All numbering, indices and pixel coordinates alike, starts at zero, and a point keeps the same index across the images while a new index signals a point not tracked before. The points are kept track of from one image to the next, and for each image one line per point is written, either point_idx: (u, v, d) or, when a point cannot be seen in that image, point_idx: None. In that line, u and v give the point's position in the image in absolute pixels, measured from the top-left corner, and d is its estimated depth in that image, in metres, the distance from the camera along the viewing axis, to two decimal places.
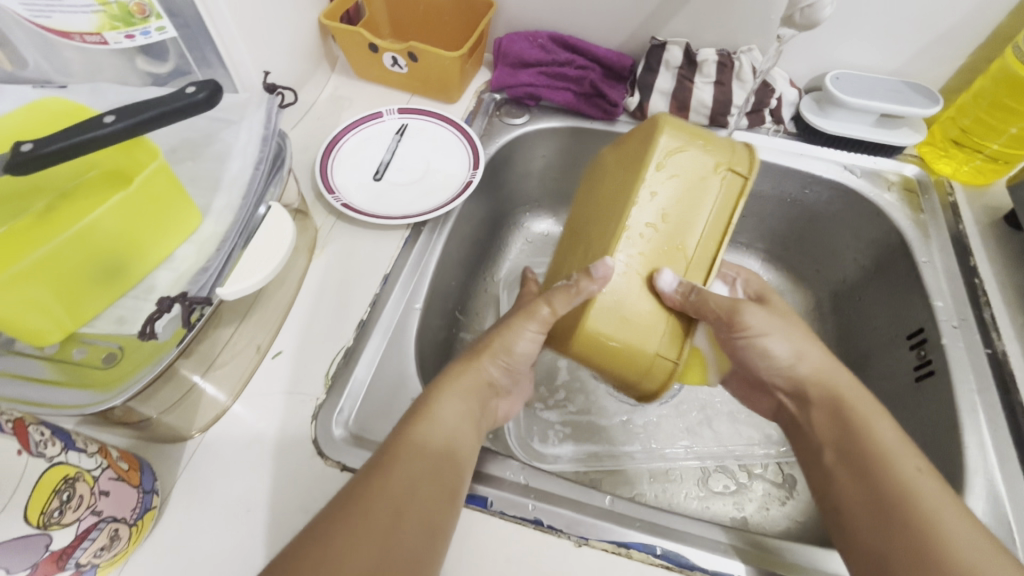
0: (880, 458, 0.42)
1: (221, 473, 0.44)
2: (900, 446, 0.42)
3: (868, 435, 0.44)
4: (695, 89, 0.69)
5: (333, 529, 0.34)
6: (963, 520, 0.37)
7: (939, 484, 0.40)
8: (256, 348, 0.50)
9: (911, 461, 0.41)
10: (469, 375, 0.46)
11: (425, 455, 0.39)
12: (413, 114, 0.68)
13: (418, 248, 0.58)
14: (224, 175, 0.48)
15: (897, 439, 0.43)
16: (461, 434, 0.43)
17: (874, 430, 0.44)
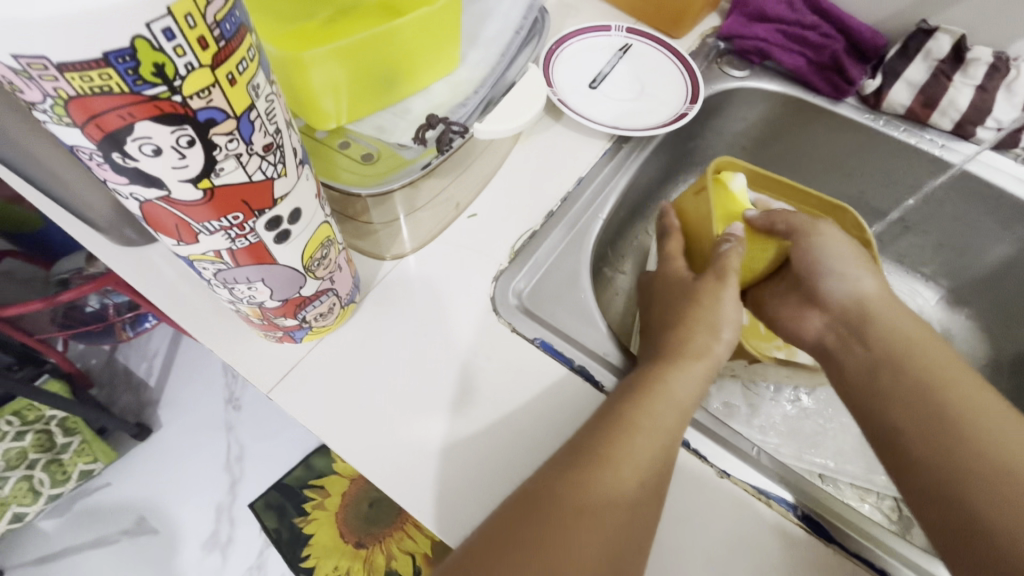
0: (980, 445, 0.37)
1: (408, 298, 0.48)
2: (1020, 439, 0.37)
3: (947, 398, 0.41)
4: (950, 89, 0.62)
5: (550, 526, 0.33)
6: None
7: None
8: (456, 205, 0.52)
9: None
10: (697, 359, 0.43)
11: (634, 470, 0.36)
12: (639, 36, 0.66)
13: (617, 162, 0.58)
14: (483, 32, 0.49)
15: (1001, 417, 0.39)
16: (676, 436, 0.39)
17: (974, 414, 0.39)
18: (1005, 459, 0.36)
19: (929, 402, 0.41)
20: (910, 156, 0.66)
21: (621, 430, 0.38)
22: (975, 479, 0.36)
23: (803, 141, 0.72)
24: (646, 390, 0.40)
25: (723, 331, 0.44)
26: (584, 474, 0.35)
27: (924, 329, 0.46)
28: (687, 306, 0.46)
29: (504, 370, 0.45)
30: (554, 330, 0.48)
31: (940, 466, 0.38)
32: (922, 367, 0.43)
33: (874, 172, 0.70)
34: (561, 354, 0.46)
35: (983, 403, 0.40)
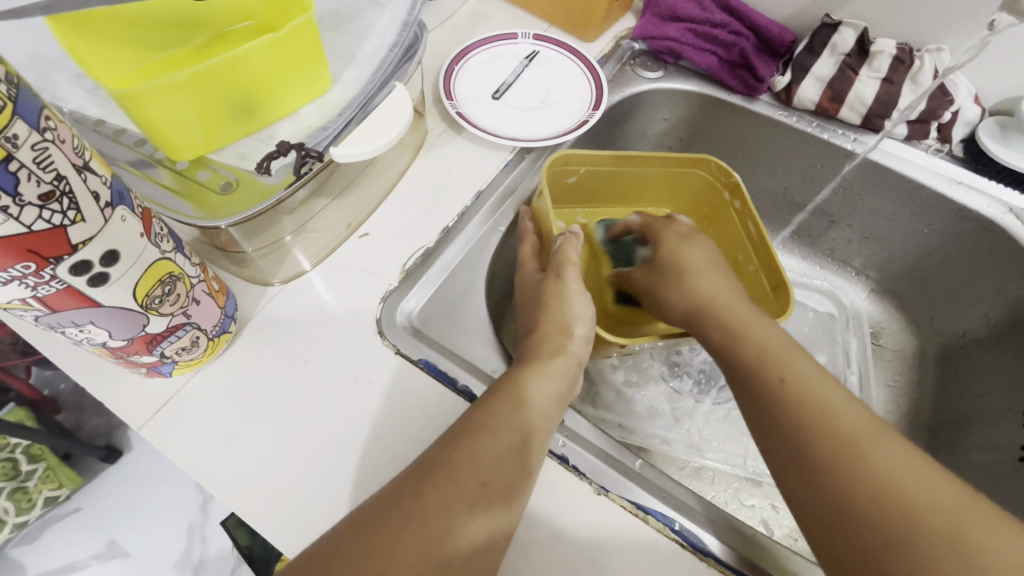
0: (824, 427, 0.38)
1: (295, 323, 0.47)
2: (841, 410, 0.39)
3: (775, 374, 0.42)
4: (857, 82, 0.62)
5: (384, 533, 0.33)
6: (928, 484, 0.35)
7: (895, 449, 0.37)
8: (346, 225, 0.52)
9: (842, 419, 0.38)
10: (558, 357, 0.44)
11: (480, 472, 0.36)
12: (546, 43, 0.67)
13: (519, 172, 0.58)
14: (361, 50, 0.49)
15: (820, 385, 0.41)
16: (534, 435, 0.39)
17: (797, 387, 0.41)
18: (838, 436, 0.38)
19: (758, 378, 0.42)
20: (823, 151, 0.65)
21: (478, 433, 0.37)
22: (805, 446, 0.38)
23: (723, 140, 0.71)
24: (504, 398, 0.40)
25: (574, 329, 0.45)
26: (424, 482, 0.35)
27: (752, 311, 0.46)
28: (540, 309, 0.47)
29: (385, 394, 0.44)
30: (441, 350, 0.47)
31: (790, 450, 0.39)
32: (752, 345, 0.44)
33: (791, 168, 0.69)
34: (445, 375, 0.45)
35: (805, 375, 0.41)
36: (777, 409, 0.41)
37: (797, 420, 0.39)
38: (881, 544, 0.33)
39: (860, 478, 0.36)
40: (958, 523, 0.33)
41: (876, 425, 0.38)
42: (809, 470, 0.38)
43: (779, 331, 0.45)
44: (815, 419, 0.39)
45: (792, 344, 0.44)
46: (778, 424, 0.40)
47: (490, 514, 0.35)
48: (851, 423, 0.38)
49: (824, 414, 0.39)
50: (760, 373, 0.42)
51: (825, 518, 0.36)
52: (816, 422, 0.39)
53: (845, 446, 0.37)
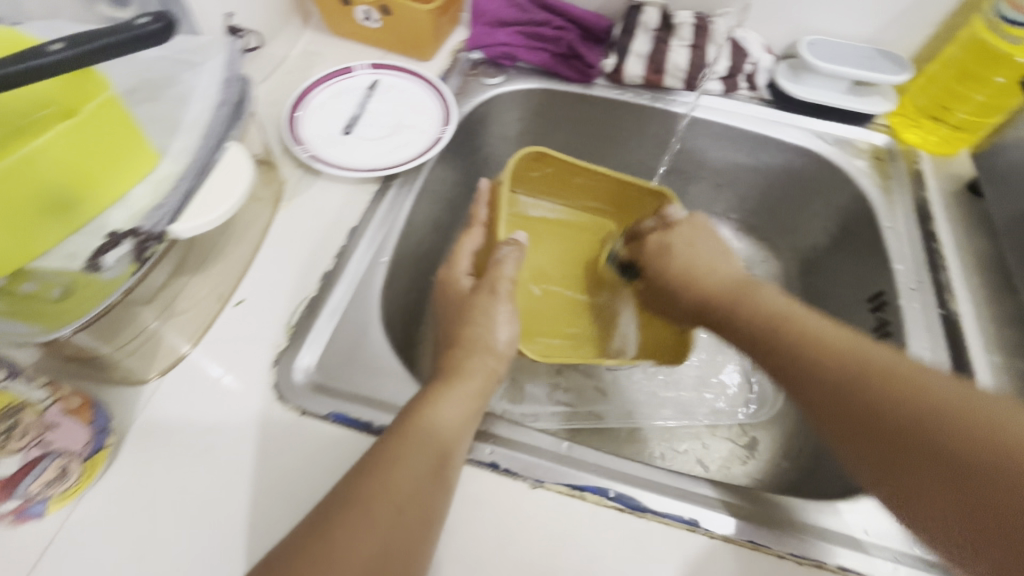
0: (836, 362, 0.40)
1: (185, 414, 0.44)
2: (847, 341, 0.40)
3: (784, 328, 0.44)
4: (671, 52, 0.68)
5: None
6: (942, 381, 0.36)
7: (906, 364, 0.37)
8: (218, 297, 0.50)
9: (853, 348, 0.40)
10: (476, 370, 0.45)
11: (402, 491, 0.36)
12: (385, 70, 0.68)
13: (388, 201, 0.58)
14: (185, 116, 0.46)
15: (824, 327, 0.42)
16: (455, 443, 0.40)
17: (805, 337, 0.42)
18: (856, 363, 0.39)
19: (771, 338, 0.44)
20: (660, 119, 0.72)
21: (395, 459, 0.37)
22: (826, 380, 0.39)
23: (575, 126, 0.76)
24: (417, 419, 0.40)
25: (496, 341, 0.46)
26: (341, 514, 0.34)
27: (761, 283, 0.49)
28: (460, 324, 0.47)
29: (299, 458, 0.42)
30: (350, 397, 0.46)
31: (814, 395, 0.40)
32: (753, 310, 0.46)
33: (640, 140, 0.75)
34: (358, 421, 0.44)
35: (821, 325, 0.42)
36: (795, 354, 0.42)
37: (819, 356, 0.40)
38: (917, 448, 0.34)
39: (872, 385, 0.37)
40: (972, 405, 0.34)
41: (879, 345, 0.40)
42: (836, 398, 0.38)
43: (785, 296, 0.47)
44: (824, 356, 0.40)
45: (798, 303, 0.46)
46: (794, 363, 0.41)
47: (406, 539, 0.35)
48: (861, 351, 0.39)
49: (834, 347, 0.40)
50: (770, 331, 0.44)
51: (859, 440, 0.37)
52: (825, 357, 0.40)
53: (868, 366, 0.38)
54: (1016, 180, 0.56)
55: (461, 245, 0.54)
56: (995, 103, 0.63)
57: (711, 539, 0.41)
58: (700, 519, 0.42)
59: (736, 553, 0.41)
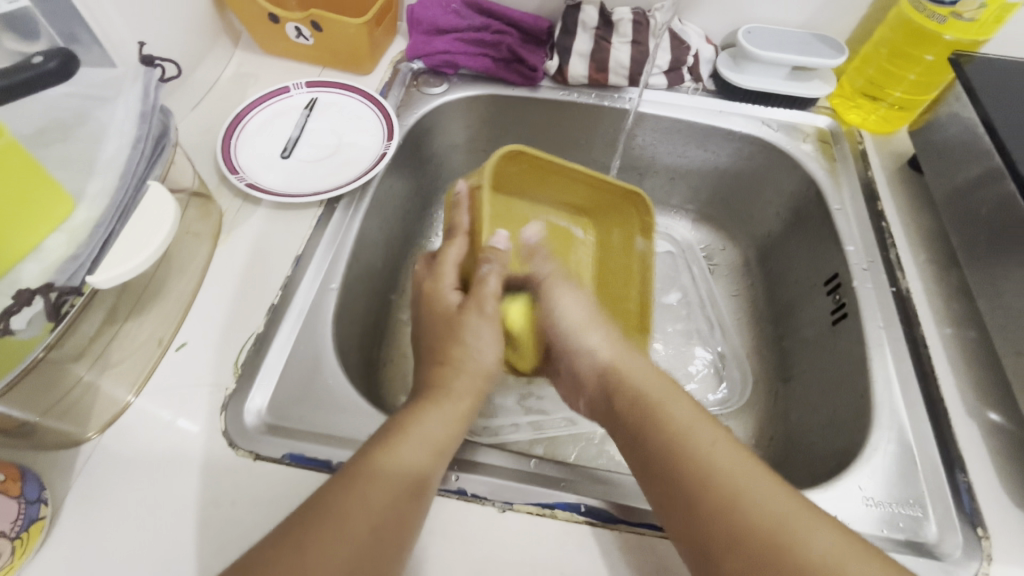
0: (741, 514, 0.36)
1: (129, 472, 0.41)
2: (755, 491, 0.36)
3: (688, 464, 0.38)
4: (612, 49, 0.68)
5: None
6: (786, 514, 0.35)
7: (815, 532, 0.34)
8: (157, 342, 0.47)
9: (766, 508, 0.36)
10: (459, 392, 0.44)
11: (373, 510, 0.35)
12: (322, 88, 0.66)
13: (334, 225, 0.56)
14: (99, 156, 0.43)
15: (733, 467, 0.38)
16: (433, 465, 0.39)
17: (713, 473, 0.38)
18: (761, 526, 0.35)
19: (672, 478, 0.39)
20: (607, 117, 0.71)
21: (375, 476, 0.36)
22: (730, 532, 0.35)
23: (524, 129, 0.75)
24: (397, 433, 0.39)
25: (484, 361, 0.46)
26: (310, 531, 0.33)
27: (674, 388, 0.44)
28: (448, 339, 0.46)
29: (254, 506, 0.40)
30: (307, 435, 0.44)
31: (716, 537, 0.36)
32: (647, 403, 0.43)
33: (591, 138, 0.75)
34: (315, 460, 0.42)
35: (707, 436, 0.40)
36: (672, 458, 0.39)
37: (688, 470, 0.38)
38: None
39: (720, 502, 0.36)
40: (810, 551, 0.34)
41: (787, 498, 0.36)
42: (683, 509, 0.37)
43: (696, 409, 0.42)
44: (694, 471, 0.38)
45: (706, 420, 0.41)
46: (659, 476, 0.39)
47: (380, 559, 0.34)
48: (771, 509, 0.36)
49: (709, 461, 0.38)
50: (673, 462, 0.39)
51: (686, 545, 0.37)
52: (693, 472, 0.38)
53: (724, 492, 0.37)
54: (952, 155, 0.58)
55: (445, 255, 0.51)
56: (926, 80, 0.65)
57: None
58: None
59: None
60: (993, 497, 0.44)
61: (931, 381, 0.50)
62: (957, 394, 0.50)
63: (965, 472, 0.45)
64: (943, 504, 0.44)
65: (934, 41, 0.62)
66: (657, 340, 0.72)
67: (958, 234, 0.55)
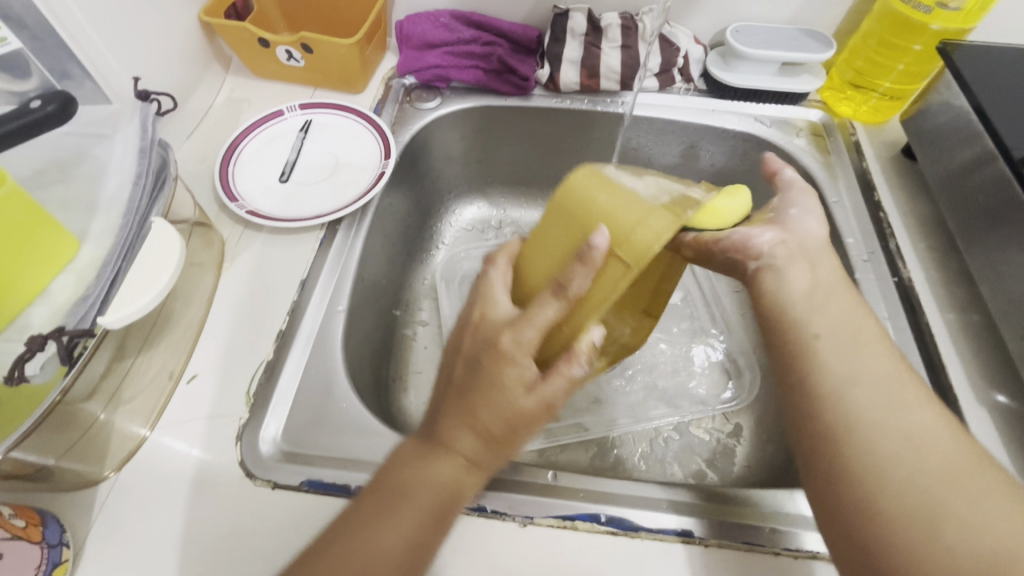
0: (886, 462, 0.34)
1: (147, 509, 0.41)
2: (925, 445, 0.34)
3: (831, 401, 0.37)
4: (603, 55, 0.68)
5: None
6: (940, 452, 0.34)
7: (980, 499, 0.32)
8: (168, 375, 0.48)
9: (929, 464, 0.34)
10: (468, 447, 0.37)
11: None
12: (315, 109, 0.66)
13: (336, 247, 0.56)
14: (101, 195, 0.43)
15: (902, 419, 0.36)
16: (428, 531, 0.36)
17: (865, 414, 0.36)
18: (909, 471, 0.33)
19: (816, 411, 0.38)
20: (601, 122, 0.72)
21: (381, 530, 0.35)
22: (868, 470, 0.34)
23: (518, 138, 0.75)
24: (398, 485, 0.37)
25: (519, 428, 0.37)
26: (351, 531, 0.35)
27: (891, 346, 0.40)
28: (484, 401, 0.37)
29: (275, 536, 0.40)
30: (323, 460, 0.44)
31: (843, 472, 0.35)
32: (816, 329, 0.41)
33: (586, 143, 0.75)
34: (334, 485, 0.42)
35: (870, 367, 0.38)
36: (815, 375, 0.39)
37: (832, 393, 0.38)
38: None
39: (862, 416, 0.36)
40: (957, 500, 0.32)
41: (959, 460, 0.34)
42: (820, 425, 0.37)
43: (890, 368, 0.38)
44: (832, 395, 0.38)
45: (898, 378, 0.38)
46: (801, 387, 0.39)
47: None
48: (924, 462, 0.34)
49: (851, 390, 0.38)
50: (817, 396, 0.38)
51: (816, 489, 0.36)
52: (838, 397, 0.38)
53: (873, 456, 0.35)
54: (944, 142, 0.58)
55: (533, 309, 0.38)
56: (915, 69, 0.66)
57: (707, 547, 0.40)
58: (695, 529, 0.41)
59: (734, 556, 0.40)
60: None
61: (939, 369, 0.50)
62: (965, 380, 0.50)
63: None
64: None
65: (922, 31, 0.62)
66: (662, 340, 0.72)
67: (956, 220, 0.56)
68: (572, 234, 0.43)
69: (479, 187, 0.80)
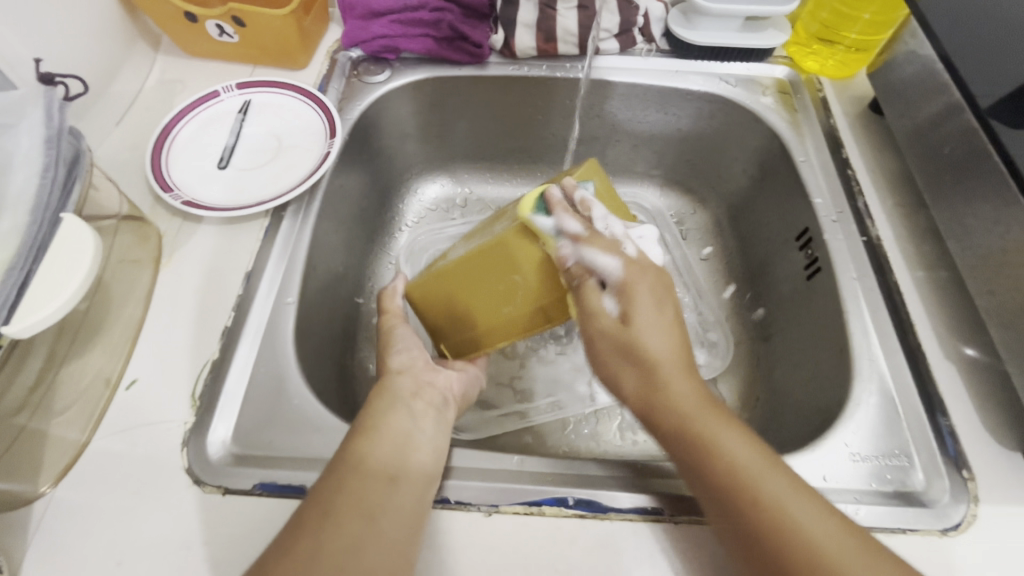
0: (788, 540, 0.33)
1: (89, 524, 0.39)
2: (810, 525, 0.33)
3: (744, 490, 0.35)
4: (558, 17, 0.65)
5: None
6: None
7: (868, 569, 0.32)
8: (105, 382, 0.44)
9: (819, 541, 0.33)
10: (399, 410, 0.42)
11: (331, 551, 0.33)
12: (254, 88, 0.62)
13: (282, 235, 0.53)
14: (6, 190, 0.39)
15: (773, 482, 0.35)
16: (397, 495, 0.37)
17: (743, 485, 0.35)
18: (808, 556, 0.32)
19: (729, 499, 0.35)
20: (561, 89, 0.69)
21: (352, 470, 0.37)
22: (773, 553, 0.33)
23: (476, 111, 0.72)
24: (364, 430, 0.40)
25: (417, 398, 0.44)
26: (305, 530, 0.34)
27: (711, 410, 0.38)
28: (391, 380, 0.45)
29: (227, 544, 0.38)
30: (276, 461, 0.42)
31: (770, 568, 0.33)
32: (711, 450, 0.37)
33: (547, 112, 0.72)
34: (288, 487, 0.40)
35: (782, 497, 0.34)
36: (737, 517, 0.35)
37: (764, 529, 0.34)
38: None
39: (760, 508, 0.34)
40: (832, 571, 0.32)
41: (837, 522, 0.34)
42: (759, 566, 0.34)
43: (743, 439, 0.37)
44: (767, 531, 0.34)
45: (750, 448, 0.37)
46: (728, 525, 0.35)
47: (393, 545, 0.35)
48: (824, 540, 0.33)
49: (784, 523, 0.34)
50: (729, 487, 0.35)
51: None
52: (771, 529, 0.34)
53: (778, 532, 0.33)
54: (910, 94, 0.56)
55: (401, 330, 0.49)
56: (881, 18, 0.63)
57: (678, 524, 0.39)
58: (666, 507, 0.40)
59: (707, 531, 0.39)
60: (976, 437, 0.44)
61: (907, 327, 0.50)
62: (933, 337, 0.49)
63: (946, 416, 0.45)
64: (928, 450, 0.44)
65: None
66: None
67: (922, 174, 0.54)
68: (501, 276, 0.46)
69: (439, 164, 0.77)
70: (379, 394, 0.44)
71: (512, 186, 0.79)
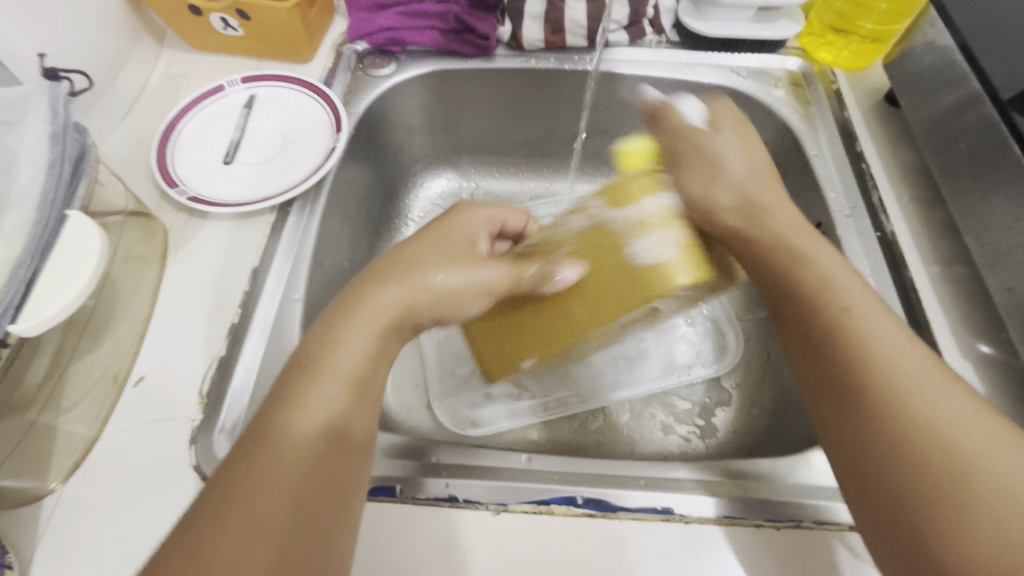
0: (905, 420, 0.34)
1: (99, 521, 0.39)
2: (938, 404, 0.34)
3: (836, 310, 0.39)
4: (566, 8, 0.64)
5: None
6: (982, 435, 0.33)
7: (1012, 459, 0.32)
8: (112, 380, 0.44)
9: (941, 418, 0.34)
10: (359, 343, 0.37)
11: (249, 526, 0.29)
12: (258, 83, 0.61)
13: (289, 231, 0.53)
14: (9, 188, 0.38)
15: (902, 351, 0.37)
16: (336, 460, 0.33)
17: (894, 384, 0.35)
18: (930, 431, 0.33)
19: (815, 321, 0.40)
20: (569, 82, 0.68)
21: (285, 432, 0.33)
22: (883, 434, 0.34)
23: (483, 104, 0.71)
24: (308, 371, 0.35)
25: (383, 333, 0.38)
26: (229, 500, 0.30)
27: (812, 236, 0.44)
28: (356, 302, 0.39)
29: None
30: None
31: (881, 448, 0.34)
32: (836, 306, 0.39)
33: (554, 105, 0.70)
34: None
35: (922, 382, 0.35)
36: (828, 362, 0.38)
37: (865, 376, 0.36)
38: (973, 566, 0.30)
39: (908, 376, 0.35)
40: (956, 446, 0.33)
41: (966, 402, 0.35)
42: (876, 463, 0.34)
43: (837, 263, 0.42)
44: (877, 383, 0.36)
45: (885, 322, 0.38)
46: (821, 370, 0.39)
47: (321, 522, 0.31)
48: (958, 425, 0.33)
49: (880, 357, 0.36)
50: (821, 311, 0.40)
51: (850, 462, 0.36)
52: (884, 391, 0.35)
53: (891, 393, 0.35)
54: (927, 85, 0.55)
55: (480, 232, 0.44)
56: (900, 9, 0.61)
57: (688, 524, 0.39)
58: (674, 508, 0.40)
59: (716, 530, 0.39)
60: None
61: (922, 325, 0.49)
62: (949, 335, 0.49)
63: None
64: None
65: None
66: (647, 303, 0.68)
67: (938, 168, 0.53)
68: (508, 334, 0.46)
69: (445, 157, 0.76)
70: (345, 314, 0.38)
71: (518, 180, 0.78)
